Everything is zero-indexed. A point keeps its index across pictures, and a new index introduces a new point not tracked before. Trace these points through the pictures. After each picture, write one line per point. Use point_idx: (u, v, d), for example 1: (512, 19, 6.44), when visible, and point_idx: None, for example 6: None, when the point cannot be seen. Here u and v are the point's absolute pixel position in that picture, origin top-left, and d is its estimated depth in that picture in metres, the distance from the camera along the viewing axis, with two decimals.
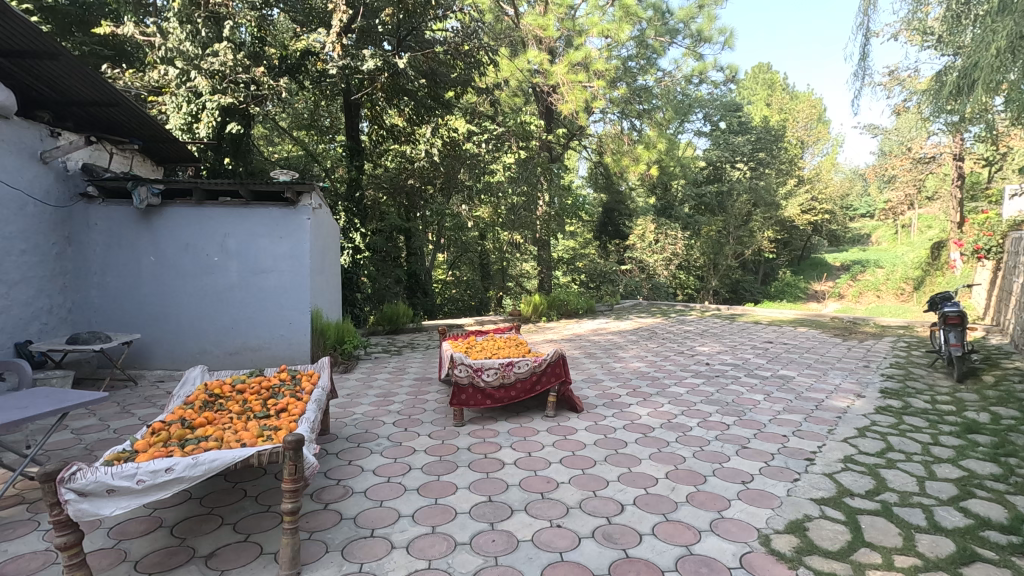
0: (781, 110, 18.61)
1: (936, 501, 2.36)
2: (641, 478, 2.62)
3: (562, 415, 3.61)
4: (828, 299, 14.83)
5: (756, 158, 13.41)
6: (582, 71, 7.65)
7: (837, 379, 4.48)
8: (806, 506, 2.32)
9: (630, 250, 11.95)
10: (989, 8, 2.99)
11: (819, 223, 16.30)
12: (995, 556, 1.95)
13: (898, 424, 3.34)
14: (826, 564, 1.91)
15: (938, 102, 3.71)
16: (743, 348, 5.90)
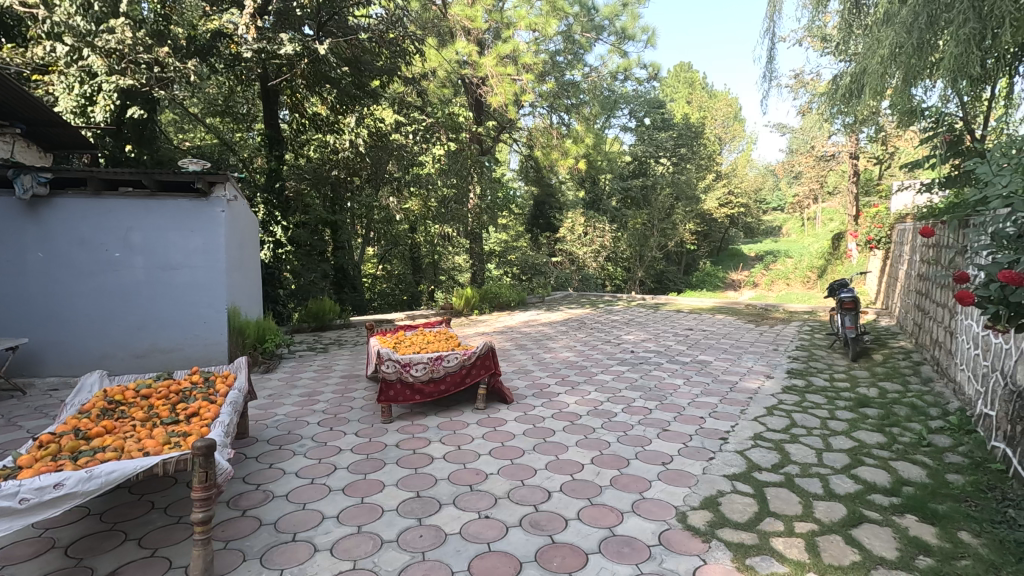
0: (700, 108, 19.58)
1: (832, 471, 2.58)
2: (568, 465, 2.69)
3: (492, 406, 3.63)
4: (743, 287, 15.81)
5: (678, 154, 14.04)
6: (511, 64, 7.68)
7: (749, 362, 4.78)
8: (720, 483, 2.46)
9: (561, 242, 12.17)
10: (876, 20, 3.26)
11: (736, 216, 17.31)
12: (879, 517, 2.16)
13: (801, 402, 3.62)
14: (735, 535, 2.04)
15: (836, 104, 4.01)
16: (665, 335, 6.18)
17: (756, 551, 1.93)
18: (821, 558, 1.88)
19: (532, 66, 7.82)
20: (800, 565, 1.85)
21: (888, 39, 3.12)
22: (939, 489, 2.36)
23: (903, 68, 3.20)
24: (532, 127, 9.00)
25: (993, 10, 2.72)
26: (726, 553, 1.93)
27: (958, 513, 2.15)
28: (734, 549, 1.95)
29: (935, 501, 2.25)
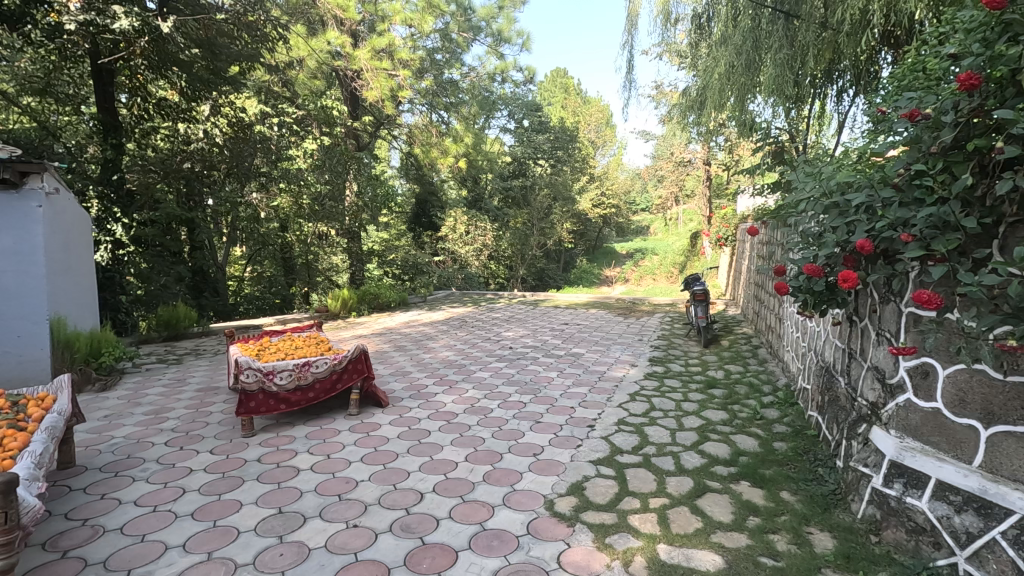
0: (575, 113, 20.63)
1: (682, 448, 2.84)
2: (442, 464, 2.68)
3: (366, 411, 3.52)
4: (616, 282, 16.85)
5: (554, 156, 14.62)
6: (387, 59, 7.47)
7: (616, 352, 5.12)
8: (585, 468, 2.60)
9: (444, 241, 12.12)
10: (715, 40, 3.64)
11: (608, 216, 18.44)
12: (720, 485, 2.42)
13: (660, 386, 3.95)
14: (598, 516, 2.17)
15: (692, 115, 4.40)
16: (542, 330, 6.41)
17: (615, 530, 2.06)
18: (670, 529, 2.06)
19: (408, 61, 7.69)
20: (652, 538, 2.00)
21: (724, 59, 3.52)
22: (768, 456, 2.70)
23: (733, 87, 3.60)
24: (410, 124, 8.84)
25: (801, 40, 3.15)
26: (587, 535, 2.03)
27: (781, 476, 2.48)
28: (595, 530, 2.06)
29: (765, 467, 2.57)
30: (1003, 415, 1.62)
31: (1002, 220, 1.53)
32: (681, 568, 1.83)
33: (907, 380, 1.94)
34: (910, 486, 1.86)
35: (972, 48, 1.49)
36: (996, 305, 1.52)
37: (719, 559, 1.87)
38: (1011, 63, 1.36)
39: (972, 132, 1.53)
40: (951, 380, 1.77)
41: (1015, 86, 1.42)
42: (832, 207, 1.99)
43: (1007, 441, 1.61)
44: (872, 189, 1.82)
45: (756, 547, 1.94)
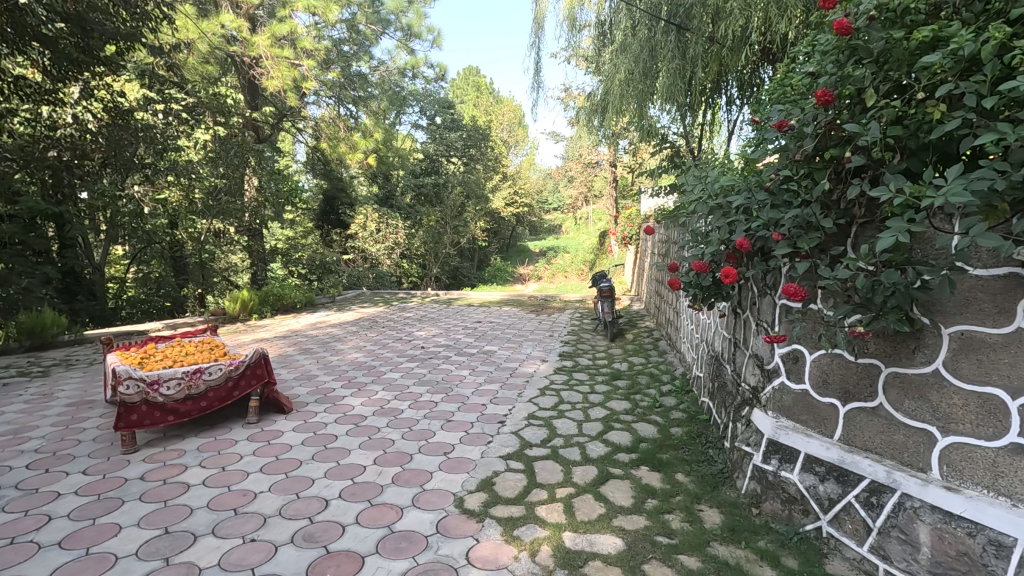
0: (487, 112, 20.80)
1: (588, 438, 2.96)
2: (350, 469, 2.60)
3: (267, 419, 3.33)
4: (529, 280, 17.19)
5: (467, 154, 14.61)
6: (288, 46, 7.09)
7: (527, 349, 5.23)
8: (495, 464, 2.64)
9: (354, 239, 11.77)
10: (616, 47, 3.81)
11: (521, 215, 18.75)
12: (622, 472, 2.54)
13: (568, 380, 4.09)
14: (506, 510, 2.20)
15: (598, 118, 4.57)
16: (455, 329, 6.40)
17: (523, 522, 2.11)
18: (575, 517, 2.14)
19: (312, 51, 7.34)
20: (558, 526, 2.07)
21: (623, 66, 3.71)
22: (665, 441, 2.88)
23: (634, 92, 3.78)
24: (317, 117, 8.46)
25: (691, 52, 3.39)
26: (496, 528, 2.07)
27: (677, 459, 2.65)
28: (504, 524, 2.10)
29: (662, 452, 2.74)
30: (857, 393, 1.85)
31: (854, 222, 1.74)
32: (585, 553, 1.90)
33: (781, 366, 2.16)
34: (784, 461, 2.07)
35: (827, 68, 1.68)
36: (850, 296, 1.72)
37: (619, 541, 1.97)
38: (857, 84, 1.55)
39: (828, 143, 1.71)
40: (816, 364, 1.99)
41: (860, 104, 1.62)
42: (717, 209, 2.16)
43: (859, 416, 1.84)
44: (749, 192, 2.00)
45: (653, 527, 2.06)
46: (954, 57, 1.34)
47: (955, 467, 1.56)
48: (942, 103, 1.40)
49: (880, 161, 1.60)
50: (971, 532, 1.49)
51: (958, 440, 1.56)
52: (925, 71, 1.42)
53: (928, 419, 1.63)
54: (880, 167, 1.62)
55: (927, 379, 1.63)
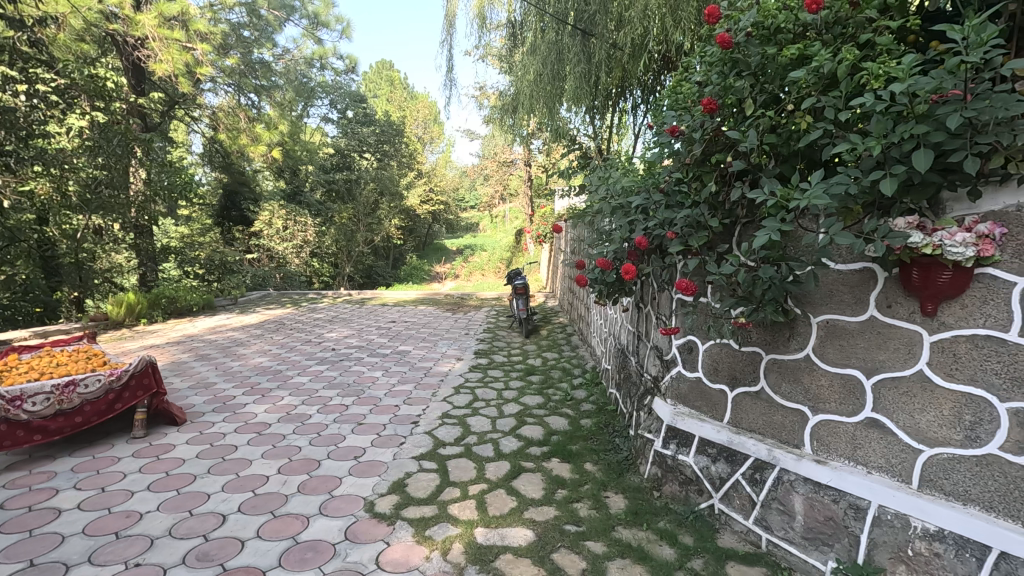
0: (402, 108, 20.40)
1: (502, 434, 2.99)
2: (251, 480, 2.45)
3: (156, 432, 3.07)
4: (445, 278, 17.05)
5: (380, 150, 14.23)
6: (179, 28, 6.54)
7: (443, 348, 5.19)
8: (407, 465, 2.60)
9: (258, 237, 11.10)
10: (527, 48, 3.87)
11: (438, 213, 18.58)
12: (533, 465, 2.60)
13: (483, 377, 4.11)
14: (418, 511, 2.18)
15: (512, 118, 4.62)
16: (368, 330, 6.22)
17: (435, 521, 2.10)
18: (487, 513, 2.16)
19: (207, 35, 6.81)
20: (470, 523, 2.08)
21: (533, 67, 3.79)
22: (575, 433, 2.98)
23: (544, 93, 3.86)
24: (214, 106, 7.87)
25: (596, 57, 3.50)
26: (407, 530, 2.04)
27: (585, 449, 2.75)
28: (415, 524, 2.07)
29: (572, 443, 2.83)
30: (743, 378, 2.01)
31: (737, 222, 1.89)
32: (496, 547, 1.92)
33: (678, 357, 2.30)
34: (681, 445, 2.21)
35: (712, 78, 1.80)
36: (734, 290, 1.87)
37: (529, 533, 2.01)
38: (738, 94, 1.69)
39: (714, 148, 1.85)
40: (708, 354, 2.15)
41: (740, 113, 1.76)
42: (619, 209, 2.26)
43: (745, 400, 2.00)
44: (647, 194, 2.11)
45: (562, 516, 2.13)
46: (817, 74, 1.49)
47: (823, 442, 1.75)
48: (807, 114, 1.56)
49: (757, 166, 1.75)
50: (836, 498, 1.67)
51: (826, 418, 1.74)
52: (793, 85, 1.58)
53: (801, 400, 1.81)
54: (758, 172, 1.77)
55: (799, 364, 1.81)
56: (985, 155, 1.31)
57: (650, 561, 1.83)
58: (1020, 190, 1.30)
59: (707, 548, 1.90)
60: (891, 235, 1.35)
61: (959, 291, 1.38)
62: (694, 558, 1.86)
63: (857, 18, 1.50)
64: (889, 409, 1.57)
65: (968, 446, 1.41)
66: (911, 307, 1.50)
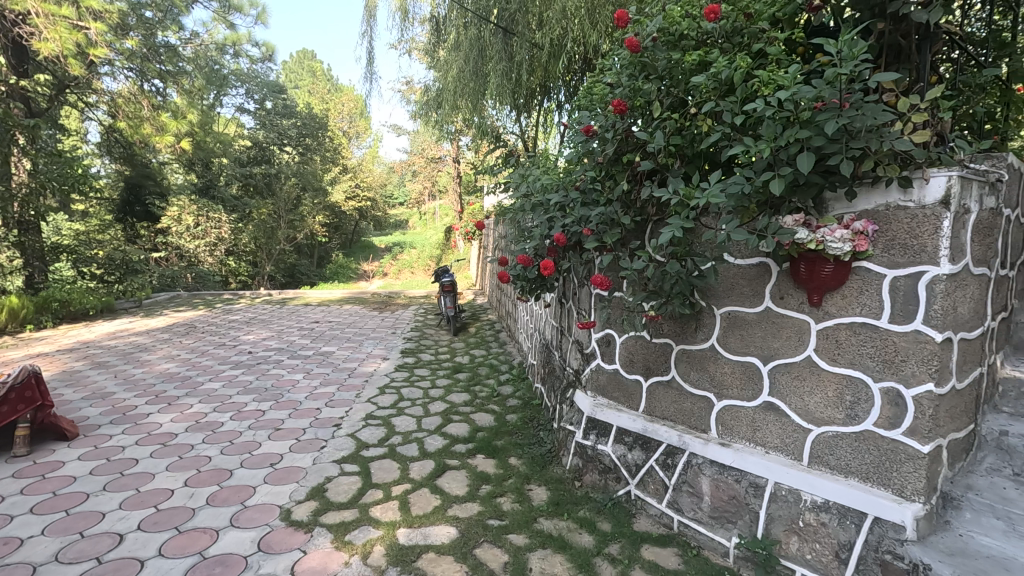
0: (325, 100, 19.66)
1: (427, 433, 2.96)
2: (154, 495, 2.28)
3: (42, 449, 2.78)
4: (373, 276, 16.65)
5: (302, 144, 13.67)
6: (67, 4, 5.95)
7: (368, 348, 5.07)
8: (328, 469, 2.52)
9: (166, 234, 10.35)
10: (449, 43, 3.84)
11: (365, 210, 18.11)
12: (458, 463, 2.59)
13: (410, 377, 4.06)
14: (337, 516, 2.12)
15: (437, 115, 4.58)
16: (289, 331, 5.96)
17: (355, 525, 2.05)
18: (409, 512, 2.13)
19: (102, 13, 6.24)
20: (392, 525, 2.05)
21: (455, 64, 3.77)
22: (500, 428, 3.00)
23: (467, 90, 3.85)
24: (113, 91, 7.23)
25: (517, 56, 3.54)
26: (326, 536, 1.97)
27: (510, 444, 2.78)
28: (335, 530, 2.01)
29: (497, 439, 2.86)
30: (656, 368, 2.11)
31: (648, 219, 1.98)
32: (418, 547, 1.90)
33: (597, 350, 2.38)
34: (600, 435, 2.28)
35: (623, 80, 1.87)
36: (645, 284, 1.96)
37: (452, 531, 2.00)
38: (646, 96, 1.76)
39: (625, 149, 1.93)
40: (624, 346, 2.24)
41: (648, 115, 1.84)
42: (539, 206, 2.30)
43: (658, 389, 2.10)
44: (564, 192, 2.16)
45: (485, 512, 2.14)
46: (716, 80, 1.58)
47: (727, 426, 1.87)
48: (707, 118, 1.65)
49: (665, 166, 1.84)
50: (738, 478, 1.79)
51: (730, 403, 1.85)
52: (696, 89, 1.67)
53: (707, 387, 1.93)
54: (666, 171, 1.86)
55: (705, 353, 1.92)
56: (858, 159, 1.45)
57: (569, 550, 1.88)
58: (889, 192, 1.44)
59: (623, 533, 1.98)
60: (781, 232, 1.45)
61: (839, 283, 1.51)
62: (611, 543, 1.93)
63: (751, 29, 1.61)
64: (782, 392, 1.70)
65: (849, 423, 1.55)
66: (800, 298, 1.63)
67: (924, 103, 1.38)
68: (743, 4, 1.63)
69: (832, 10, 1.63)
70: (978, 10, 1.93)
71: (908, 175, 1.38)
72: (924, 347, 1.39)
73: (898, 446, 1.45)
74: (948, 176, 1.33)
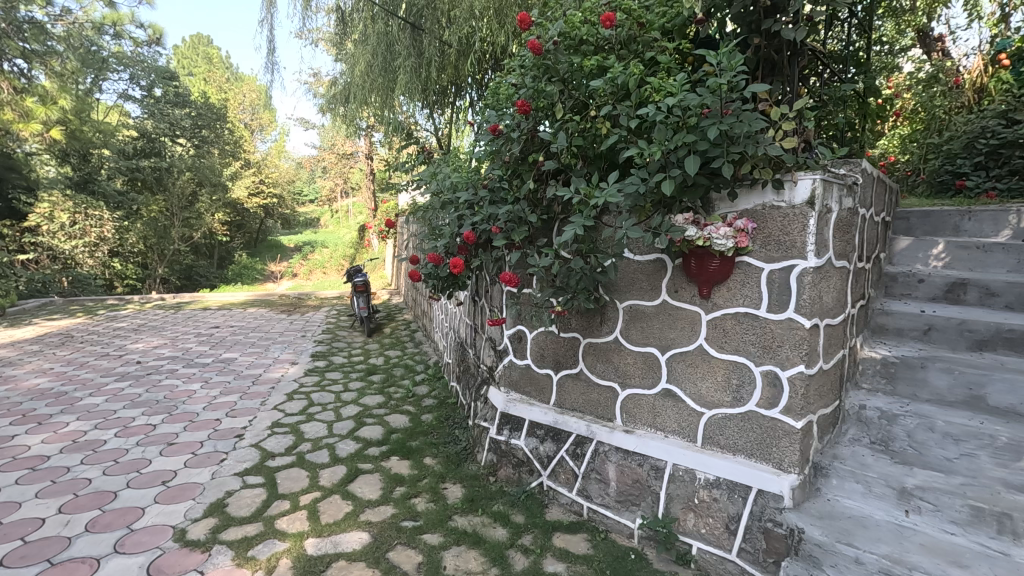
0: (223, 89, 18.30)
1: (338, 438, 2.87)
2: (20, 526, 2.03)
3: None
4: (282, 276, 15.82)
5: (198, 136, 12.36)
6: None
7: (275, 353, 4.80)
8: (228, 483, 2.37)
9: (35, 233, 9.22)
10: (355, 35, 3.70)
11: (271, 208, 17.13)
12: (372, 466, 2.53)
13: (320, 381, 3.91)
14: (239, 531, 2.00)
15: (346, 109, 4.40)
16: (185, 337, 5.51)
17: (259, 539, 1.94)
18: (319, 521, 2.05)
19: None
20: (300, 535, 1.96)
21: (362, 58, 3.64)
22: (415, 429, 2.97)
23: (376, 84, 3.74)
24: None
25: (426, 52, 3.51)
26: (226, 554, 1.86)
27: (425, 444, 2.76)
28: (236, 546, 1.90)
29: (412, 440, 2.82)
30: (565, 362, 2.18)
31: (553, 218, 2.04)
32: (328, 556, 1.84)
33: (509, 346, 2.42)
34: (514, 429, 2.33)
35: (527, 81, 1.90)
36: (553, 280, 2.01)
37: (365, 535, 1.96)
38: (548, 98, 1.80)
39: (531, 148, 1.97)
40: (535, 341, 2.29)
41: (551, 117, 1.89)
42: (449, 204, 2.29)
43: (567, 381, 2.18)
44: (473, 191, 2.17)
45: (399, 514, 2.11)
46: (613, 85, 1.66)
47: (630, 413, 1.97)
48: (606, 120, 1.73)
49: (568, 166, 1.90)
50: (640, 462, 1.89)
51: (633, 392, 1.96)
52: (595, 93, 1.74)
53: (612, 377, 2.02)
54: (569, 171, 1.93)
55: (610, 345, 2.01)
56: (738, 162, 1.58)
57: (483, 544, 1.90)
58: (765, 193, 1.58)
59: (536, 524, 2.02)
60: (672, 230, 1.55)
61: (726, 276, 1.64)
62: (523, 535, 1.97)
63: (644, 37, 1.70)
64: (679, 379, 1.82)
65: (735, 405, 1.69)
66: (692, 291, 1.75)
67: (792, 113, 1.52)
68: (637, 13, 1.72)
69: (717, 24, 1.76)
70: (844, 28, 2.14)
71: (780, 177, 1.52)
72: (796, 333, 1.55)
73: (776, 423, 1.60)
74: (813, 179, 1.48)
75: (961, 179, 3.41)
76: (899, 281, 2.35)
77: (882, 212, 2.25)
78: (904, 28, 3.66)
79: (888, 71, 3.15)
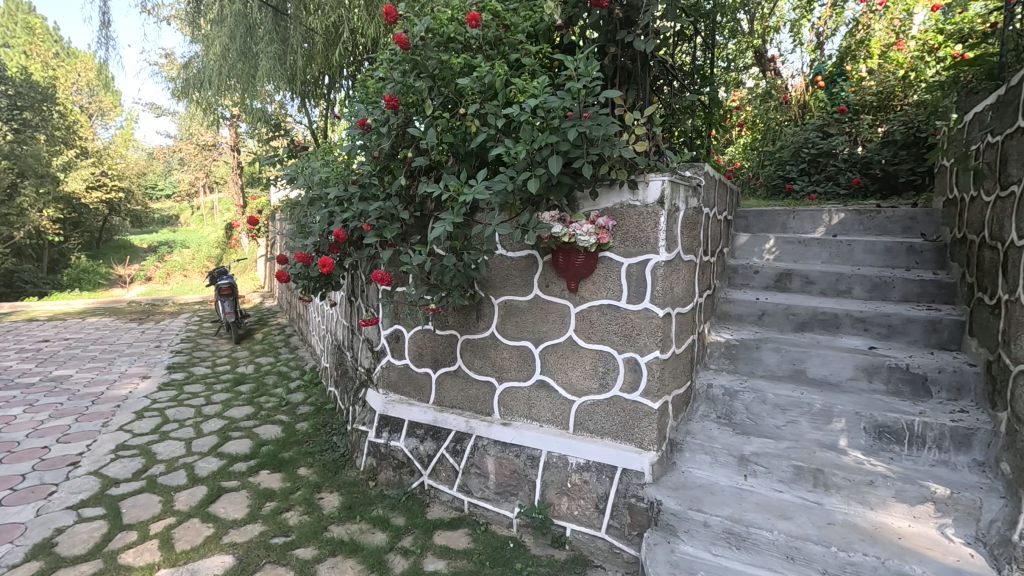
0: (49, 66, 15.83)
1: (198, 457, 2.61)
2: None
3: None
4: (132, 281, 14.02)
5: (17, 119, 10.56)
6: None
7: (121, 367, 4.25)
8: (59, 518, 2.06)
9: None
10: (209, 16, 3.35)
11: (117, 203, 15.13)
12: (237, 483, 2.35)
13: (177, 395, 3.53)
14: (71, 572, 1.75)
15: (201, 94, 4.00)
16: (3, 355, 4.68)
17: None
18: (173, 550, 1.86)
19: None
20: (149, 568, 1.76)
21: (217, 40, 3.30)
22: (288, 439, 2.79)
23: (235, 70, 3.42)
24: None
25: (291, 39, 3.27)
26: None
27: (299, 454, 2.61)
28: None
29: (284, 451, 2.65)
30: (443, 359, 2.18)
31: (427, 214, 2.02)
32: None
33: (386, 347, 2.36)
34: (393, 431, 2.28)
35: (397, 76, 1.86)
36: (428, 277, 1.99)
37: (228, 558, 1.81)
38: (418, 94, 1.78)
39: (401, 144, 1.94)
40: (413, 340, 2.26)
41: (422, 113, 1.88)
42: (318, 200, 2.16)
43: (445, 378, 2.18)
44: (343, 187, 2.08)
45: (269, 531, 1.97)
46: (481, 83, 1.68)
47: (507, 406, 2.02)
48: (475, 119, 1.75)
49: (439, 162, 1.90)
50: (517, 453, 1.95)
51: (510, 386, 2.00)
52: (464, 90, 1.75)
53: (489, 372, 2.05)
54: (441, 168, 1.93)
55: (486, 341, 2.04)
56: (597, 163, 1.68)
57: (361, 552, 1.84)
58: (622, 192, 1.69)
59: (417, 524, 2.00)
60: (539, 227, 1.61)
61: (590, 271, 1.74)
62: (403, 537, 1.94)
63: (510, 39, 1.75)
64: (551, 369, 1.90)
65: (602, 391, 1.80)
66: (561, 285, 1.83)
67: (643, 118, 1.65)
68: (502, 16, 1.78)
69: (578, 32, 1.87)
70: (691, 43, 2.35)
71: (635, 179, 1.64)
72: (652, 321, 1.68)
73: (637, 406, 1.73)
74: (662, 180, 1.62)
75: (790, 182, 3.90)
76: (739, 272, 2.63)
77: (725, 212, 2.52)
78: (743, 49, 4.12)
79: (729, 86, 3.51)
